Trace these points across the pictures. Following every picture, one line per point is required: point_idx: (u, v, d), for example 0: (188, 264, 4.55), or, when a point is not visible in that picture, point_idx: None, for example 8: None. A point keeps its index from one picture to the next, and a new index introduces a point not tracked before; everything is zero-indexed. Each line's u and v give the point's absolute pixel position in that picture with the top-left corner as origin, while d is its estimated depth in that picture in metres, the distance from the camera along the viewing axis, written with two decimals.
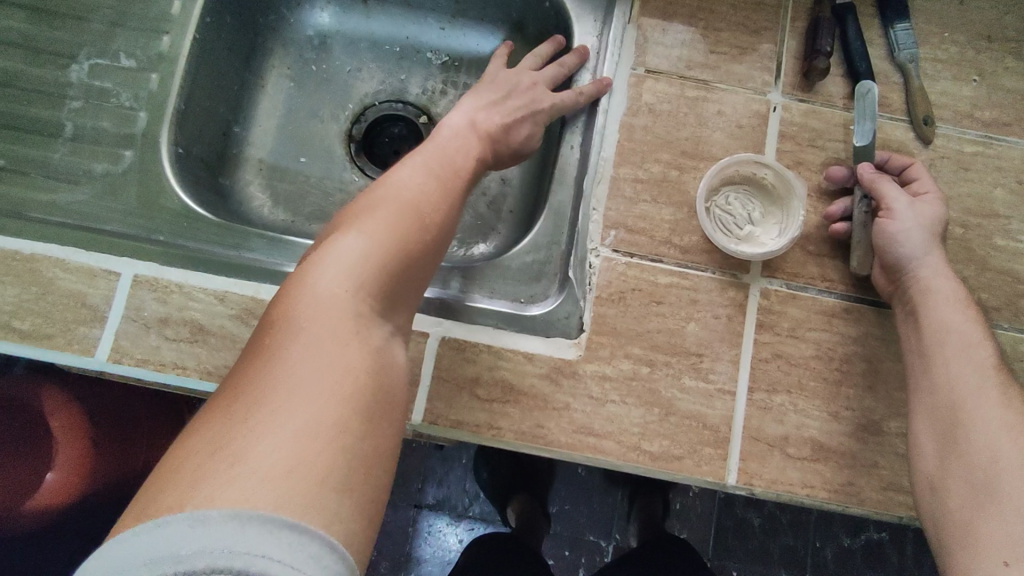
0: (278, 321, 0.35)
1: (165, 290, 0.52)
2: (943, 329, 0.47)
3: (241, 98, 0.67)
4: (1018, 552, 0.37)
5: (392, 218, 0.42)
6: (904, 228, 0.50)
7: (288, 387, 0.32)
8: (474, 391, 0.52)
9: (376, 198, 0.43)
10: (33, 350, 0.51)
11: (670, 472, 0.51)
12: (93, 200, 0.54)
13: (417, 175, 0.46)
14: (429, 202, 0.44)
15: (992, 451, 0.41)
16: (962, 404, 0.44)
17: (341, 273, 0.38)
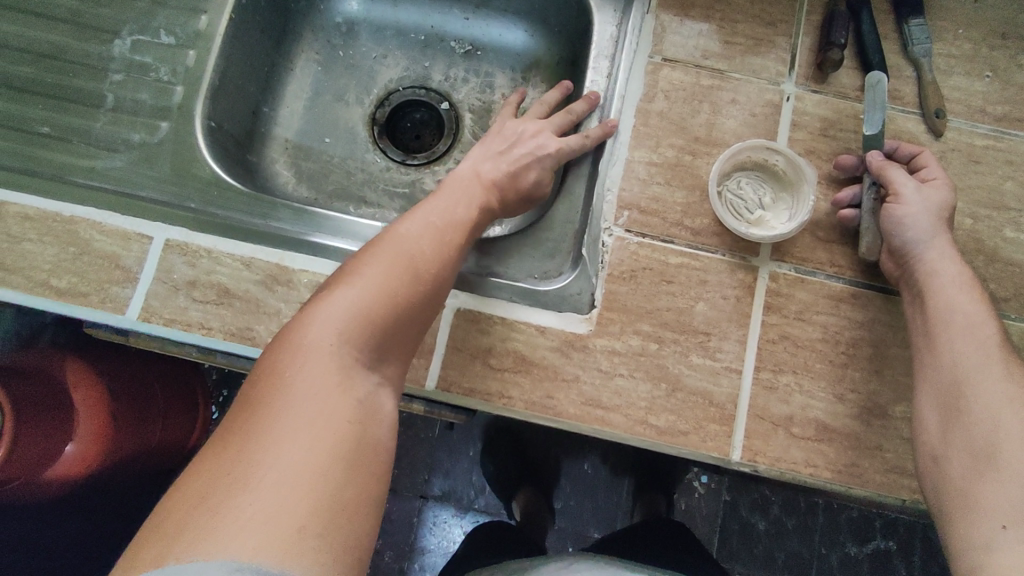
0: (271, 372, 0.38)
1: (194, 255, 0.54)
2: (947, 308, 0.48)
3: (271, 80, 0.69)
4: (1016, 517, 0.40)
5: (386, 272, 0.44)
6: (911, 213, 0.51)
7: (275, 438, 0.34)
8: (487, 361, 0.53)
9: (373, 252, 0.46)
10: (68, 307, 0.53)
11: (675, 446, 0.52)
12: (129, 166, 0.57)
13: (415, 229, 0.48)
14: (425, 256, 0.47)
15: (993, 423, 0.43)
16: (965, 378, 0.45)
17: (331, 327, 0.40)
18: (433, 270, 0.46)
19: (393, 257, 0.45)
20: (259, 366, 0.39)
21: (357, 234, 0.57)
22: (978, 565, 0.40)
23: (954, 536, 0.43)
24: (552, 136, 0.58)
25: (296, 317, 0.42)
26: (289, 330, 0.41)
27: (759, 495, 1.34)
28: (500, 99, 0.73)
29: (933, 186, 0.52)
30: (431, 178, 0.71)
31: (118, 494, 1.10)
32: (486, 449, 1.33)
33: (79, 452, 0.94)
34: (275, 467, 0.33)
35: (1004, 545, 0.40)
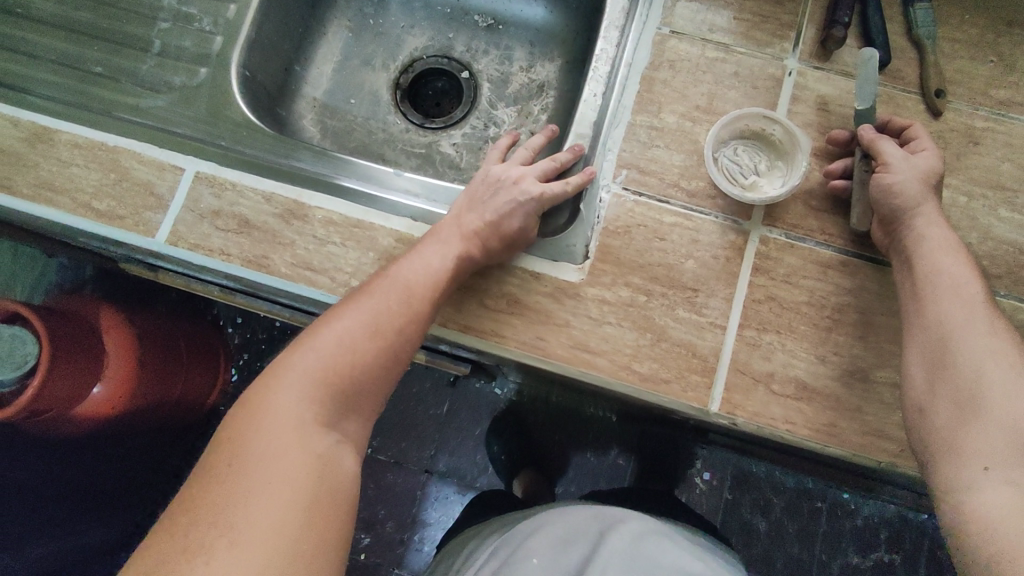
0: (237, 429, 0.44)
1: (220, 187, 0.59)
2: (936, 271, 0.50)
3: (305, 41, 0.74)
4: (997, 459, 0.43)
5: (351, 338, 0.49)
6: (900, 180, 0.53)
7: (239, 495, 0.40)
8: (482, 300, 0.57)
9: (341, 316, 0.50)
10: (105, 228, 0.58)
11: (656, 393, 0.55)
12: (168, 106, 0.62)
13: (386, 289, 0.52)
14: (392, 319, 0.51)
15: (974, 372, 0.46)
16: (950, 333, 0.48)
17: (293, 394, 0.46)
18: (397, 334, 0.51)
19: (361, 322, 0.50)
20: (228, 421, 0.46)
21: (371, 178, 0.61)
22: (962, 505, 0.44)
23: (939, 480, 0.46)
24: (534, 188, 0.57)
25: (264, 378, 0.47)
26: (257, 391, 0.47)
27: (761, 496, 1.33)
28: (518, 71, 0.76)
29: (922, 157, 0.54)
30: (447, 141, 0.75)
31: (144, 442, 1.18)
32: (491, 431, 1.37)
33: (105, 393, 0.98)
34: (241, 522, 0.39)
35: (986, 485, 0.43)
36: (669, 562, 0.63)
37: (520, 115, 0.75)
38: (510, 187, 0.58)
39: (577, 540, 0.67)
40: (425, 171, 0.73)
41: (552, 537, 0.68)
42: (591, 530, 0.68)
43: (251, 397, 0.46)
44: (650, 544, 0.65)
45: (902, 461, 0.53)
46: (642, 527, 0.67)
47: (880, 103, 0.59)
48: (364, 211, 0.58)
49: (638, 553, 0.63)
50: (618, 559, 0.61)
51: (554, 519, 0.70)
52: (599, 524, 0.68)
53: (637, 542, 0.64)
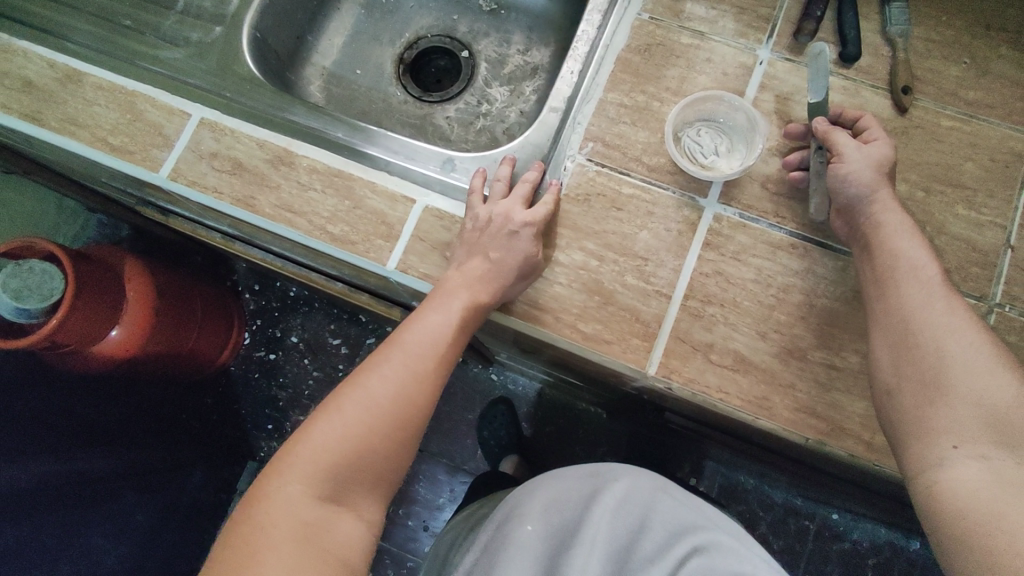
0: (250, 510, 0.51)
1: (220, 132, 0.64)
2: (900, 256, 0.51)
3: (319, 13, 0.80)
4: (964, 436, 0.45)
5: (354, 420, 0.53)
6: (853, 168, 0.54)
7: (254, 564, 0.47)
8: (444, 253, 0.60)
9: (348, 398, 0.54)
10: (116, 161, 0.65)
11: (597, 352, 0.57)
12: (184, 59, 0.68)
13: (388, 368, 0.55)
14: (395, 400, 0.55)
15: (935, 352, 0.47)
16: (916, 317, 0.49)
17: (298, 475, 0.51)
18: (399, 405, 0.55)
19: (364, 404, 0.54)
20: (243, 502, 0.52)
21: (358, 132, 0.65)
22: (935, 481, 0.45)
23: (910, 459, 0.47)
24: (528, 239, 0.57)
25: (272, 463, 0.52)
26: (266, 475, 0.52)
27: (747, 510, 1.29)
28: (514, 53, 0.81)
29: (883, 151, 0.55)
30: (441, 115, 0.79)
31: (156, 394, 1.18)
32: (483, 417, 1.32)
33: (123, 336, 1.02)
34: None
35: (955, 461, 0.44)
36: (658, 514, 0.68)
37: (512, 94, 0.79)
38: (508, 241, 0.57)
39: (570, 499, 0.70)
40: (417, 139, 0.77)
41: (544, 500, 0.70)
42: (584, 489, 0.71)
43: (268, 472, 0.52)
44: (639, 499, 0.69)
45: (830, 439, 0.54)
46: (631, 480, 0.70)
47: (846, 96, 0.61)
48: (346, 162, 0.63)
49: (628, 511, 0.68)
50: (609, 521, 0.66)
51: (547, 481, 0.72)
52: (592, 482, 0.71)
53: (627, 500, 0.68)
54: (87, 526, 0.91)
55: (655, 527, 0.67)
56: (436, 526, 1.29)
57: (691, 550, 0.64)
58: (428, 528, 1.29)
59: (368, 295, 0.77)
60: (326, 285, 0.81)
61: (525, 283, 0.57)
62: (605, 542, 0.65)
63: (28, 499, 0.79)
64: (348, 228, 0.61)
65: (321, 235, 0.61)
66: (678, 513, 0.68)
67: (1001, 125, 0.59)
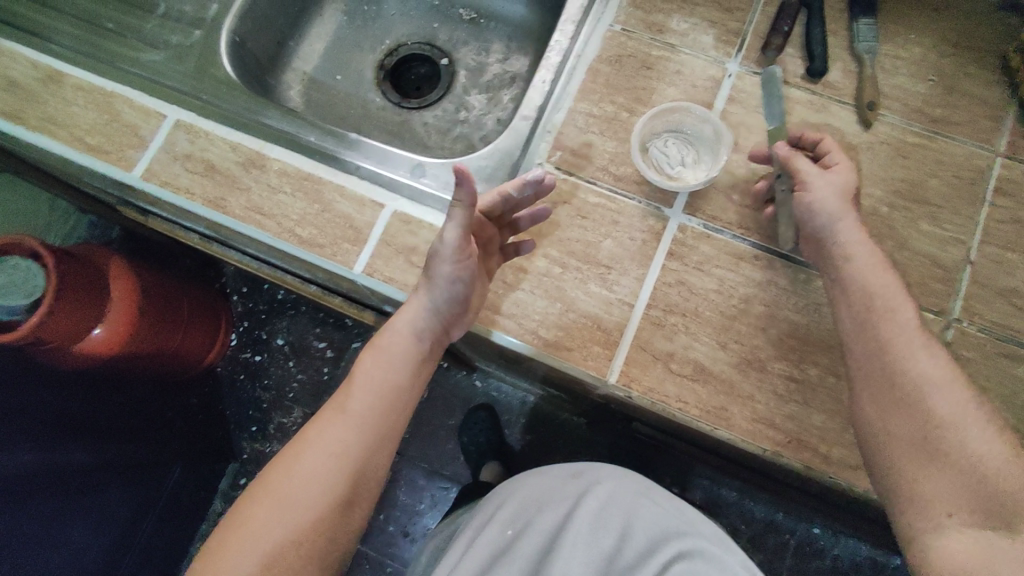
0: None
1: (195, 134, 0.65)
2: (892, 314, 0.50)
3: (301, 18, 0.81)
4: (957, 504, 0.45)
5: (273, 509, 0.54)
6: (818, 198, 0.54)
7: None
8: (409, 257, 0.61)
9: (283, 474, 0.55)
10: (91, 160, 0.65)
11: (557, 359, 0.57)
12: (163, 61, 0.69)
13: (308, 452, 0.56)
14: (311, 482, 0.55)
15: (922, 413, 0.47)
16: (901, 376, 0.48)
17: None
18: (319, 483, 0.55)
19: (278, 494, 0.54)
20: None
21: (330, 135, 0.66)
22: (930, 547, 0.45)
23: (903, 521, 0.47)
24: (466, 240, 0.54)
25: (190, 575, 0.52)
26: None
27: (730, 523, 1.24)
28: (494, 62, 0.81)
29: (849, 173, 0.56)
30: (419, 122, 0.80)
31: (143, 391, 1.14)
32: (464, 422, 1.30)
33: (106, 332, 0.99)
34: None
35: (949, 528, 0.45)
36: (640, 518, 0.66)
37: (490, 103, 0.79)
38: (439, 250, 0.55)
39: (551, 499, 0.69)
40: (394, 144, 0.78)
41: (526, 502, 0.70)
42: (564, 492, 0.70)
43: (205, 555, 0.53)
44: (622, 501, 0.67)
45: (786, 451, 0.54)
46: (615, 483, 0.69)
47: (813, 110, 0.62)
48: (316, 166, 0.64)
49: (612, 515, 0.66)
50: (594, 517, 0.65)
51: (528, 484, 0.72)
52: (574, 483, 0.70)
53: (611, 504, 0.67)
54: (69, 518, 0.89)
55: (636, 533, 0.65)
56: (416, 532, 1.27)
57: (673, 554, 0.62)
58: (408, 534, 1.27)
59: (340, 298, 0.77)
60: (300, 287, 0.80)
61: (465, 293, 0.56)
62: (590, 536, 0.63)
63: (23, 487, 0.78)
64: (317, 231, 0.62)
65: (290, 238, 0.62)
66: (663, 517, 0.66)
67: (965, 142, 0.60)
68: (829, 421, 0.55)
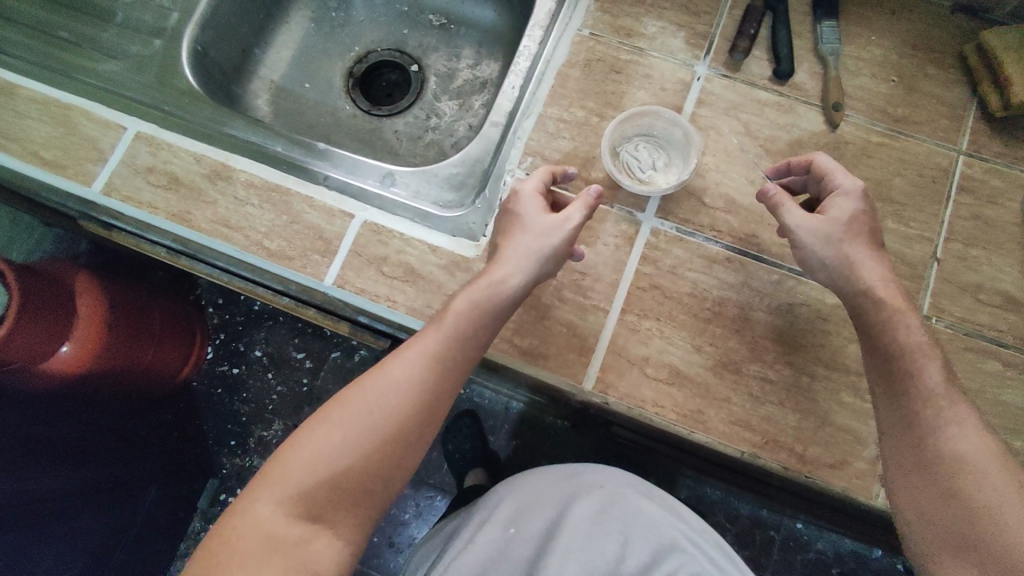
0: (213, 550, 0.44)
1: (157, 146, 0.63)
2: (923, 393, 0.47)
3: (266, 26, 0.79)
4: None
5: (347, 438, 0.48)
6: (813, 248, 0.53)
7: None
8: (381, 267, 0.60)
9: (327, 415, 0.50)
10: (48, 175, 0.63)
11: (533, 367, 0.57)
12: (123, 72, 0.68)
13: (384, 386, 0.50)
14: (385, 421, 0.49)
15: (958, 503, 0.43)
16: (936, 462, 0.45)
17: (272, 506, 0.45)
18: (396, 423, 0.49)
19: (347, 425, 0.49)
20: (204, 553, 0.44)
21: (298, 145, 0.65)
22: None
23: None
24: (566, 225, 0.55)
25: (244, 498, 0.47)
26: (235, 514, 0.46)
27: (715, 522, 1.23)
28: (464, 68, 0.81)
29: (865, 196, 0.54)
30: (390, 129, 0.79)
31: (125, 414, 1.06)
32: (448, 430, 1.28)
33: (75, 349, 0.93)
34: None
35: None
36: (639, 523, 0.64)
37: (461, 109, 0.79)
38: (557, 228, 0.55)
39: (548, 502, 0.65)
40: (365, 152, 0.77)
41: (524, 505, 0.66)
42: (563, 493, 0.66)
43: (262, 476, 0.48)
44: (620, 506, 0.65)
45: (763, 452, 0.55)
46: (613, 487, 0.66)
47: (780, 112, 0.62)
48: (284, 176, 0.63)
49: (609, 523, 0.63)
50: (590, 525, 0.63)
51: (524, 484, 0.67)
52: (573, 485, 0.66)
53: (609, 510, 0.64)
54: (41, 544, 0.81)
55: (635, 543, 0.63)
56: (401, 543, 1.25)
57: (673, 563, 0.61)
58: (393, 544, 1.25)
59: (314, 310, 0.75)
60: (272, 300, 0.78)
61: (557, 270, 0.56)
62: (586, 546, 0.61)
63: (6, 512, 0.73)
64: (285, 243, 0.61)
65: (257, 250, 0.61)
66: (660, 521, 0.64)
67: (928, 141, 0.61)
68: (804, 420, 0.55)
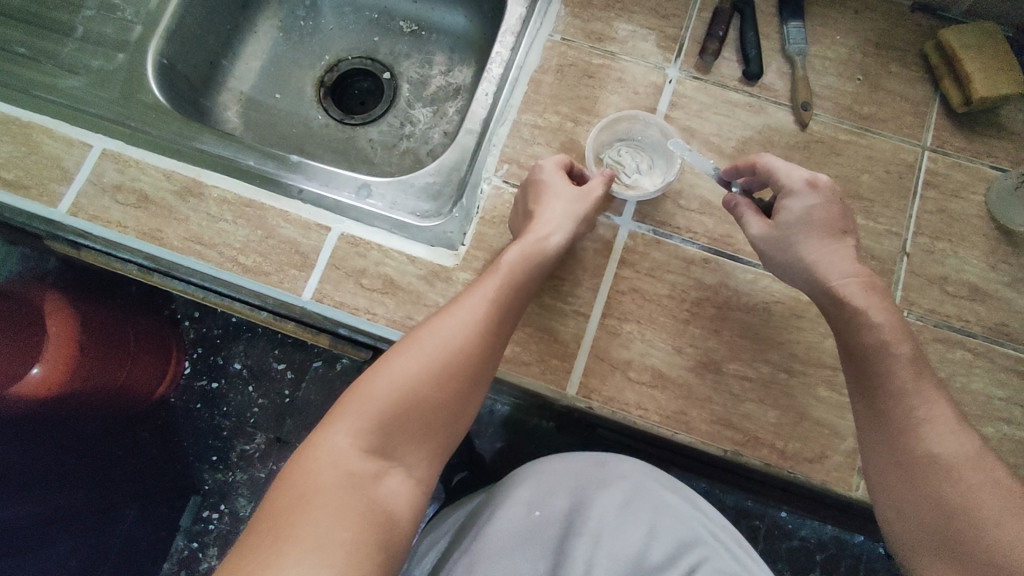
0: (292, 474, 0.43)
1: (125, 164, 0.62)
2: (898, 394, 0.48)
3: (233, 36, 0.78)
4: None
5: (422, 369, 0.48)
6: (774, 256, 0.55)
7: (297, 522, 0.40)
8: (359, 280, 0.59)
9: (399, 351, 0.49)
10: (10, 197, 0.61)
11: (516, 375, 0.57)
12: (85, 87, 0.66)
13: (456, 322, 0.50)
14: (455, 356, 0.49)
15: (934, 500, 0.45)
16: (916, 463, 0.46)
17: (349, 433, 0.45)
18: (468, 361, 0.49)
19: (418, 357, 0.48)
20: (281, 483, 0.43)
21: (271, 158, 0.65)
22: None
23: None
24: (588, 196, 0.57)
25: (317, 428, 0.46)
26: (309, 443, 0.45)
27: None
28: (437, 74, 0.80)
29: (819, 187, 0.54)
30: (364, 137, 0.78)
31: (107, 440, 1.01)
32: None
33: (44, 374, 0.85)
34: (300, 549, 0.39)
35: None
36: (663, 516, 0.58)
37: (435, 115, 0.78)
38: (584, 197, 0.57)
39: (570, 488, 0.59)
40: (340, 162, 0.76)
41: (541, 488, 0.59)
42: (586, 478, 0.60)
43: (335, 411, 0.47)
44: (644, 500, 0.59)
45: (744, 449, 0.56)
46: (637, 477, 0.59)
47: (751, 112, 0.63)
48: (257, 191, 0.62)
49: (630, 515, 0.58)
50: (609, 521, 0.57)
51: (543, 467, 0.60)
52: (595, 473, 0.60)
53: (631, 500, 0.59)
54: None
55: (657, 537, 0.57)
56: None
57: (697, 565, 0.55)
58: None
59: (293, 323, 0.73)
60: (251, 315, 0.75)
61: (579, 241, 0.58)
62: (604, 543, 0.56)
63: None
64: (261, 258, 0.60)
65: (233, 267, 0.60)
66: (685, 517, 0.58)
67: (893, 137, 0.62)
68: (783, 417, 0.56)
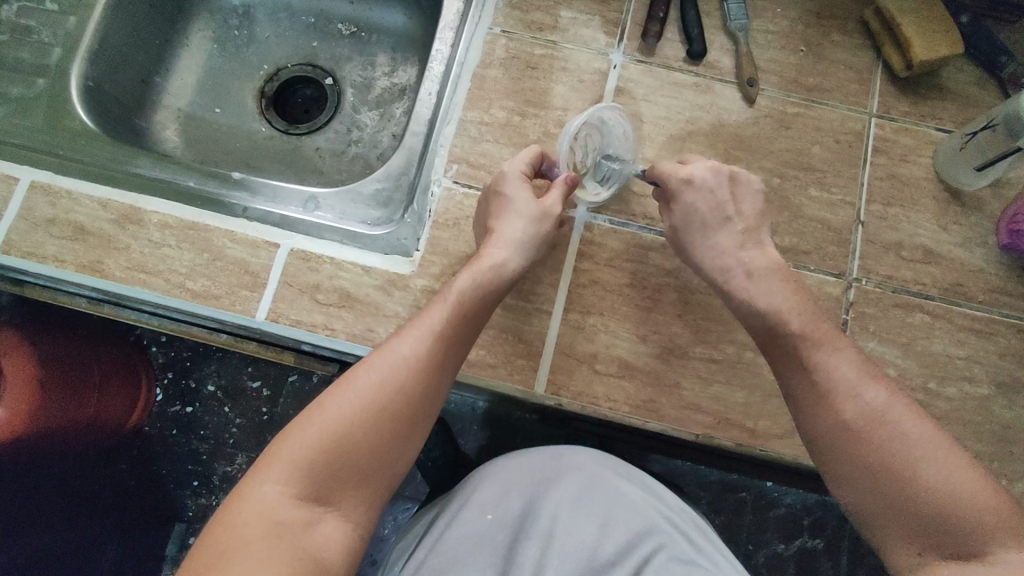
0: (218, 528, 0.41)
1: (55, 196, 0.59)
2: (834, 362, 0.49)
3: (164, 52, 0.75)
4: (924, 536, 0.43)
5: (358, 410, 0.46)
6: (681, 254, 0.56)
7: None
8: (314, 295, 0.58)
9: (337, 390, 0.47)
10: None
11: (482, 378, 0.56)
12: (6, 118, 0.63)
13: (395, 358, 0.48)
14: (394, 395, 0.47)
15: (879, 457, 0.45)
16: (857, 424, 0.46)
17: (280, 481, 0.43)
18: (406, 399, 0.48)
19: (355, 398, 0.47)
20: (206, 536, 0.41)
21: (211, 177, 0.62)
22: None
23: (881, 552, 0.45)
24: (548, 208, 0.56)
25: (248, 475, 0.44)
26: (237, 491, 0.43)
27: None
28: (380, 76, 0.78)
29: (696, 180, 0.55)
30: (310, 147, 0.76)
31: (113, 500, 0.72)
32: None
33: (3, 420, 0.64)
34: None
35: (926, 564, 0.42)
36: (619, 506, 0.57)
37: (382, 118, 0.76)
38: (545, 214, 0.56)
39: (526, 485, 0.58)
40: (287, 174, 0.74)
41: (495, 491, 0.58)
42: (541, 475, 0.59)
43: (268, 456, 0.45)
44: (600, 490, 0.58)
45: (715, 431, 0.56)
46: (592, 470, 0.59)
47: (698, 92, 0.63)
48: (198, 212, 0.59)
49: (587, 509, 0.57)
50: (567, 513, 0.56)
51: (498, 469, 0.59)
52: (549, 470, 0.59)
53: (587, 494, 0.57)
54: None
55: (614, 529, 0.56)
56: None
57: (656, 552, 0.54)
58: None
59: (254, 343, 0.68)
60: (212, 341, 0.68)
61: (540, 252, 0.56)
62: (563, 535, 0.55)
63: None
64: (210, 282, 0.58)
65: (181, 293, 0.58)
66: (640, 504, 0.57)
67: (840, 106, 0.63)
68: (751, 396, 0.56)
